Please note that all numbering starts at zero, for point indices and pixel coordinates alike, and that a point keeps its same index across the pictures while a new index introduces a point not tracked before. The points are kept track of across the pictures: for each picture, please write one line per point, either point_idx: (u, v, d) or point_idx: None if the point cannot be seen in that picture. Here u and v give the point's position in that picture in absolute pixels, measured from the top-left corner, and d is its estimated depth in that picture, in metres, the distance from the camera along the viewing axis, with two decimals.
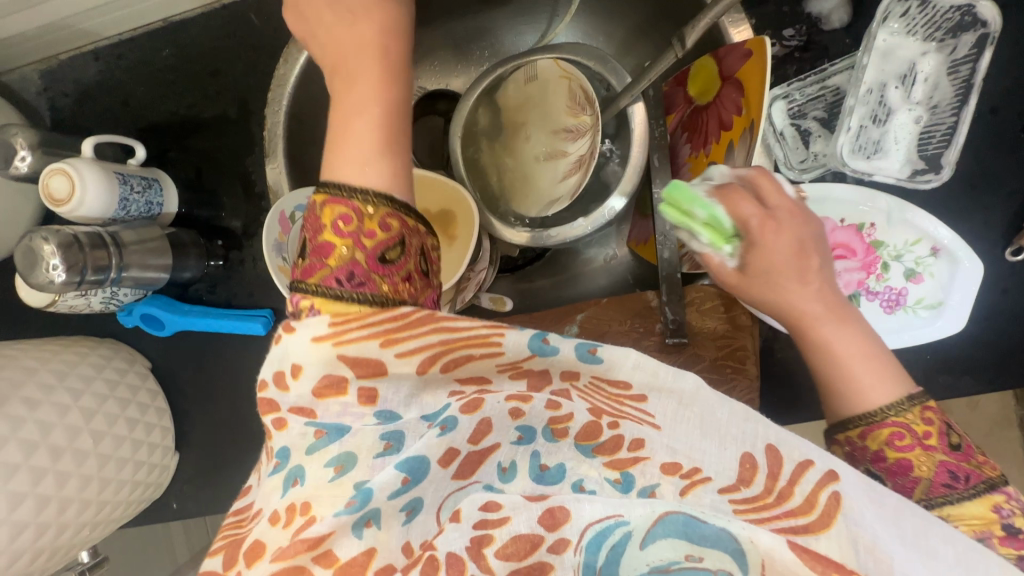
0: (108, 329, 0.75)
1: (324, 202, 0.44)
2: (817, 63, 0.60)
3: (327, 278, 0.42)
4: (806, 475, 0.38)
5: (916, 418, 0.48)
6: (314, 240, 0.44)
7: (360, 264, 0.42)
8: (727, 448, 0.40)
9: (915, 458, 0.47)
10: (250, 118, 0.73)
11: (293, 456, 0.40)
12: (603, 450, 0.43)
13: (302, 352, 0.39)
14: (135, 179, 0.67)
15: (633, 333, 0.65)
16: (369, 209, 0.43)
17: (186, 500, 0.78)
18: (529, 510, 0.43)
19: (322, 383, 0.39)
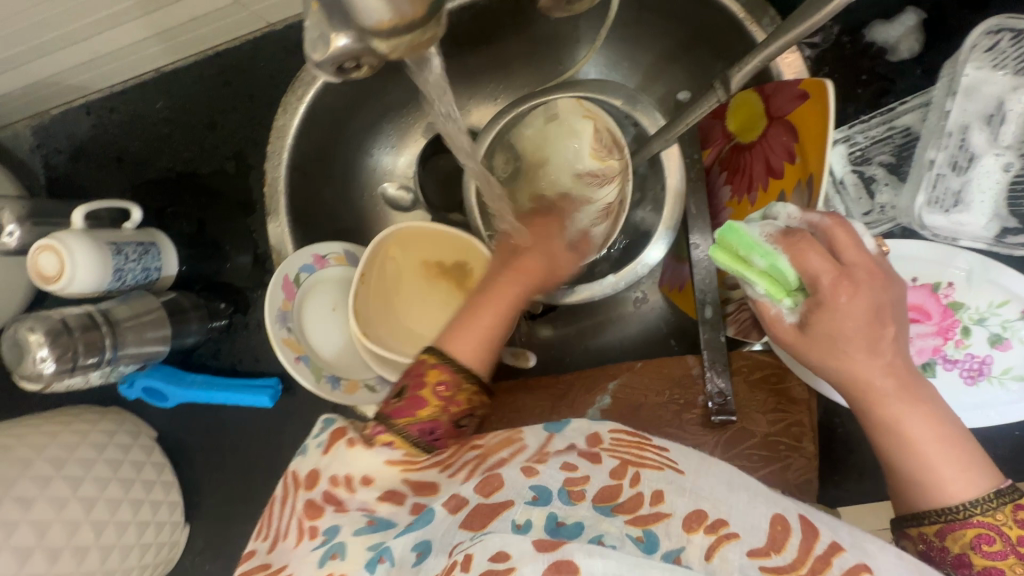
0: (111, 397, 0.71)
1: (432, 363, 0.48)
2: (882, 101, 0.52)
3: (411, 426, 0.45)
4: (839, 556, 0.34)
5: (1007, 519, 0.39)
6: (412, 390, 0.47)
7: (442, 427, 0.46)
8: (758, 506, 0.36)
9: (1010, 570, 0.39)
10: (250, 171, 0.68)
11: (341, 532, 0.39)
12: (624, 509, 0.36)
13: (373, 466, 0.42)
14: (130, 246, 0.62)
15: (673, 407, 0.58)
16: (467, 383, 0.48)
17: (198, 572, 0.74)
18: (536, 562, 0.32)
19: (383, 495, 0.40)
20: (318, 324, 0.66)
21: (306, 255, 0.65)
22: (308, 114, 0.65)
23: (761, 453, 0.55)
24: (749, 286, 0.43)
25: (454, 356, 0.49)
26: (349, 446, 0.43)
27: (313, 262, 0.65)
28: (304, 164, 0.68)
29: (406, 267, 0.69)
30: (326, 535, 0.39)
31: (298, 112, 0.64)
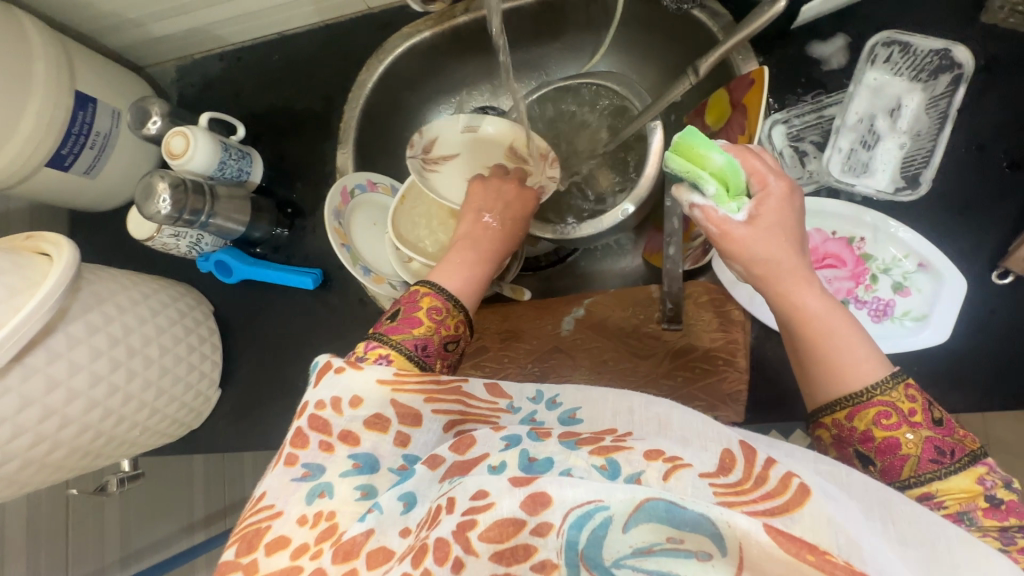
0: (187, 273, 0.88)
1: (426, 292, 0.61)
2: (815, 96, 0.67)
3: (407, 341, 0.57)
4: (774, 468, 0.40)
5: (901, 395, 0.50)
6: (409, 311, 0.59)
7: (433, 344, 0.58)
8: (705, 444, 0.42)
9: (903, 436, 0.50)
10: (332, 112, 0.88)
11: (327, 472, 0.46)
12: (587, 442, 0.43)
13: (365, 388, 0.51)
14: (233, 149, 0.82)
15: (633, 321, 0.71)
16: (456, 312, 0.60)
17: (217, 434, 0.86)
18: (512, 495, 0.38)
19: (372, 417, 0.49)
20: (363, 230, 0.82)
21: (361, 177, 0.83)
22: (383, 73, 0.85)
23: (701, 365, 0.68)
24: (703, 190, 0.51)
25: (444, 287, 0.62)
26: (339, 373, 0.52)
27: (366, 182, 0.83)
28: (373, 112, 0.88)
29: (434, 200, 0.85)
30: (308, 470, 0.47)
31: (377, 71, 0.84)
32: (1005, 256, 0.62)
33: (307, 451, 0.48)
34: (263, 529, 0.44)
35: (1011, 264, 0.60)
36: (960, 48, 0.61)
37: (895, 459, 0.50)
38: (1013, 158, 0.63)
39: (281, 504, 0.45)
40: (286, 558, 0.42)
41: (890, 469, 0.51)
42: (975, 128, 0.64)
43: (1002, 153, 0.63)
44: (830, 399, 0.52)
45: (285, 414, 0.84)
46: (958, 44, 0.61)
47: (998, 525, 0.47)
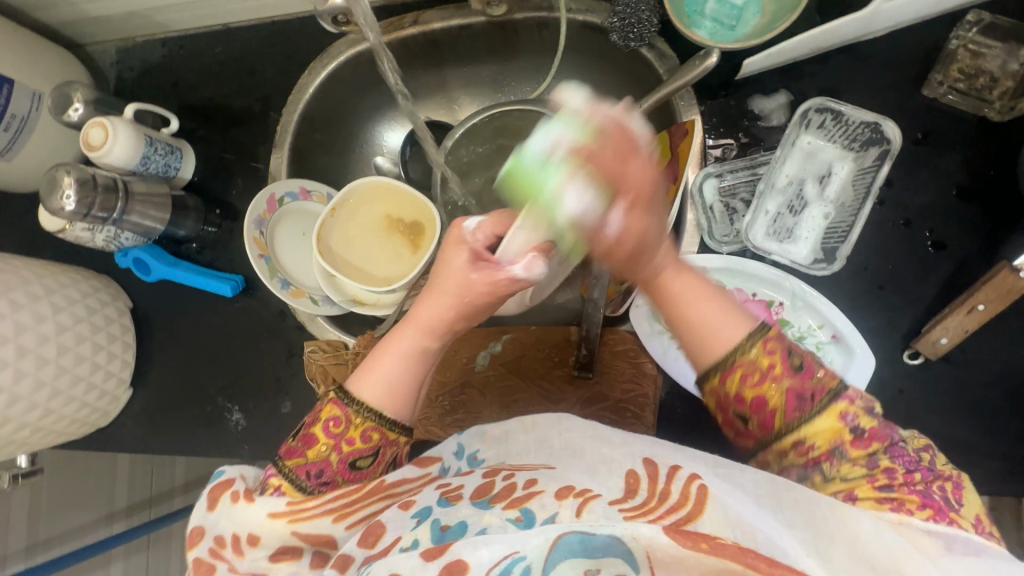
0: (107, 267, 0.85)
1: (328, 401, 0.54)
2: (751, 152, 0.66)
3: (301, 467, 0.52)
4: (676, 478, 0.41)
5: (759, 351, 0.46)
6: (307, 427, 0.53)
7: (331, 465, 0.52)
8: (613, 472, 0.43)
9: (768, 391, 0.46)
10: (271, 113, 0.85)
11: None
12: (500, 498, 0.43)
13: (261, 524, 0.48)
14: (161, 143, 0.79)
15: (548, 362, 0.70)
16: (358, 419, 0.52)
17: (125, 435, 0.84)
18: (426, 571, 0.37)
19: (277, 551, 0.47)
20: (288, 242, 0.81)
21: (294, 185, 0.80)
22: (327, 79, 0.82)
23: (610, 415, 0.67)
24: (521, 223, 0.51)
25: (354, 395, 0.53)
26: (234, 503, 0.49)
27: (297, 191, 0.80)
28: (314, 117, 0.85)
29: (369, 214, 0.83)
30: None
31: (319, 76, 0.82)
32: (917, 336, 0.61)
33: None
34: None
35: (921, 346, 0.60)
36: (890, 124, 0.59)
37: (765, 414, 0.46)
38: (937, 237, 0.62)
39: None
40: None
41: (766, 424, 0.47)
42: (903, 202, 0.63)
43: (927, 231, 0.62)
44: (704, 360, 0.48)
45: (195, 421, 0.82)
46: (888, 120, 0.59)
47: (876, 453, 0.44)
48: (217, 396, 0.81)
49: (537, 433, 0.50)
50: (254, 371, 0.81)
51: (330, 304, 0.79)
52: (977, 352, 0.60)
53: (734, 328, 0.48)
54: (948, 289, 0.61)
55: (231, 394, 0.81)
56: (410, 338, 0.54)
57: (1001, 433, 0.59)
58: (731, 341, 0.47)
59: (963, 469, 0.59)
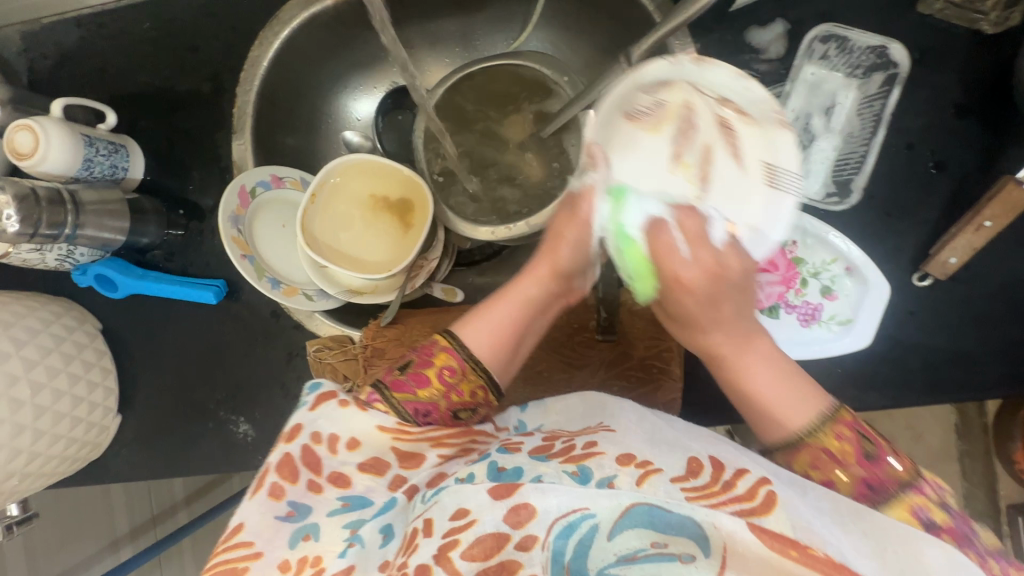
0: (65, 288, 0.77)
1: (446, 347, 0.54)
2: (753, 88, 0.64)
3: (409, 403, 0.51)
4: (745, 478, 0.40)
5: (828, 433, 0.45)
6: (420, 367, 0.53)
7: (439, 408, 0.52)
8: (676, 451, 0.44)
9: (833, 476, 0.44)
10: (222, 95, 0.76)
11: (313, 514, 0.43)
12: (557, 454, 0.45)
13: (365, 432, 0.47)
14: (101, 143, 0.69)
15: (567, 329, 0.68)
16: (471, 375, 0.53)
17: (120, 465, 0.78)
18: (494, 509, 0.40)
19: (368, 462, 0.46)
20: (269, 237, 0.74)
21: (264, 173, 0.73)
22: (281, 49, 0.74)
23: (637, 373, 0.67)
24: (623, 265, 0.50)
25: (468, 347, 0.54)
26: (341, 407, 0.48)
27: (269, 179, 0.73)
28: (273, 94, 0.76)
29: (353, 195, 0.77)
30: (293, 508, 0.43)
31: (272, 46, 0.73)
32: (926, 258, 0.62)
33: (294, 488, 0.44)
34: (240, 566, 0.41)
35: (930, 268, 0.61)
36: (895, 47, 0.60)
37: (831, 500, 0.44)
38: (937, 158, 0.63)
39: (262, 544, 0.41)
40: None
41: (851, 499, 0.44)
42: (904, 126, 0.63)
43: (929, 152, 0.63)
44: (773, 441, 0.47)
45: (196, 441, 0.77)
46: (894, 42, 0.60)
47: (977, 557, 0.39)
48: (217, 410, 0.76)
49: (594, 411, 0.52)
50: (254, 379, 0.76)
51: (327, 298, 0.74)
52: (980, 268, 0.62)
53: (798, 416, 0.46)
54: (951, 208, 0.62)
55: (232, 406, 0.76)
56: (516, 310, 0.56)
57: (1002, 341, 0.63)
58: (805, 424, 0.46)
59: (969, 378, 0.63)
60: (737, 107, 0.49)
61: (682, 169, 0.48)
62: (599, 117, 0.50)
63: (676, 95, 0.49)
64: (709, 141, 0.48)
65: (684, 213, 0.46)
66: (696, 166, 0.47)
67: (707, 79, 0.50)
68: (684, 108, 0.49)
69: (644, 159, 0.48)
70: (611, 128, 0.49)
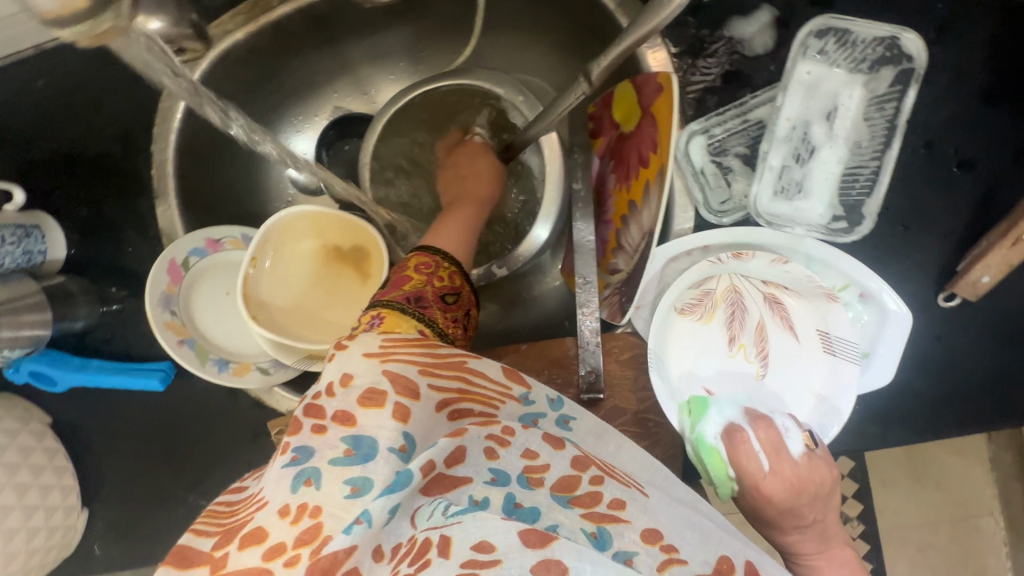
0: (4, 383, 0.70)
1: (413, 254, 0.57)
2: (738, 94, 0.54)
3: (398, 296, 0.52)
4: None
5: None
6: (396, 273, 0.55)
7: (427, 294, 0.53)
8: (707, 546, 0.41)
9: None
10: (139, 155, 0.67)
11: (314, 456, 0.37)
12: (581, 502, 0.40)
13: (355, 365, 0.43)
14: (7, 229, 0.62)
15: (551, 386, 0.61)
16: (447, 263, 0.56)
17: (97, 559, 0.74)
18: (523, 555, 0.32)
19: (367, 393, 0.40)
20: (210, 311, 0.66)
21: (196, 239, 0.65)
22: None
23: (631, 430, 0.59)
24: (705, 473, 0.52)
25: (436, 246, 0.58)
26: (329, 362, 0.44)
27: (202, 246, 0.65)
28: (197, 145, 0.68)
29: (304, 253, 0.71)
30: (297, 453, 0.37)
31: None
32: (954, 274, 0.54)
33: (298, 434, 0.39)
34: (242, 520, 0.35)
35: (959, 288, 0.53)
36: (908, 36, 0.50)
37: None
38: (962, 156, 0.53)
39: (266, 492, 0.36)
40: (258, 556, 0.33)
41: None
42: (921, 121, 0.53)
43: (952, 150, 0.53)
44: None
45: (170, 529, 0.72)
46: (907, 31, 0.49)
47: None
48: (187, 495, 0.71)
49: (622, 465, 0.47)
50: (220, 461, 0.70)
51: (284, 369, 0.67)
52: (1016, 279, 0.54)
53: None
54: (981, 214, 0.53)
55: (203, 490, 0.71)
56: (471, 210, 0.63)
57: None
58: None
59: (1006, 404, 0.55)
60: (784, 286, 0.55)
61: (741, 350, 0.56)
62: (661, 314, 0.54)
63: (722, 270, 0.55)
64: (763, 317, 0.55)
65: (761, 424, 0.52)
66: (751, 345, 0.56)
67: (756, 270, 0.54)
68: (732, 291, 0.55)
69: (694, 347, 0.55)
70: (668, 328, 0.55)
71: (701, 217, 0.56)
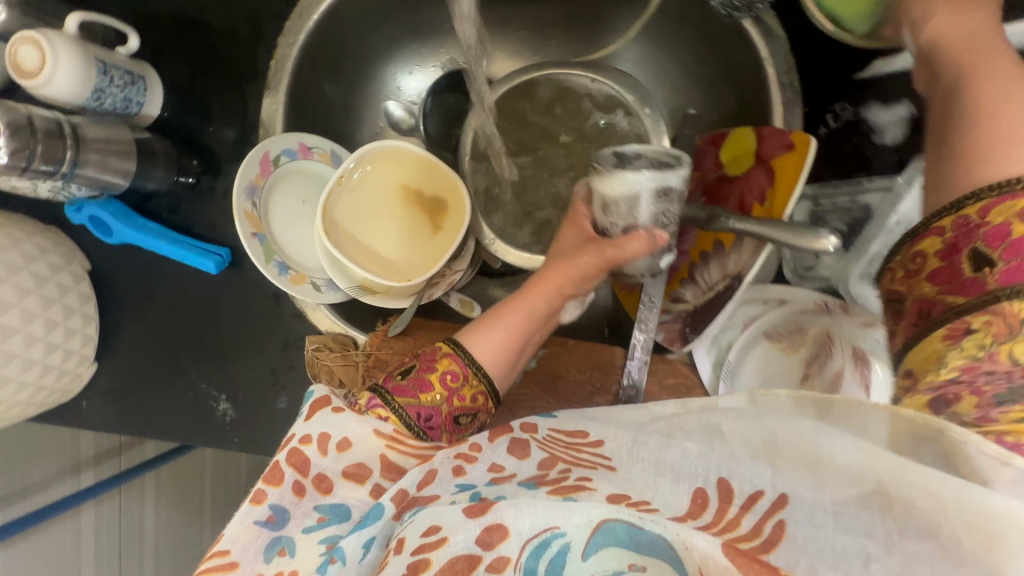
0: (58, 218, 0.70)
1: (447, 353, 0.53)
2: (855, 175, 0.57)
3: (410, 407, 0.50)
4: (753, 513, 0.31)
5: None
6: (422, 372, 0.52)
7: (440, 413, 0.51)
8: (680, 484, 0.34)
9: None
10: (260, 42, 0.67)
11: (289, 526, 0.41)
12: (546, 483, 0.37)
13: (356, 432, 0.46)
14: (117, 71, 0.61)
15: (587, 387, 0.63)
16: (475, 380, 0.52)
17: (94, 414, 0.73)
18: (466, 528, 0.34)
19: (351, 468, 0.44)
20: (287, 213, 0.67)
21: (293, 140, 0.65)
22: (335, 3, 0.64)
23: None
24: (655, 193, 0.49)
25: (471, 350, 0.53)
26: (335, 412, 0.46)
27: (297, 149, 0.66)
28: (318, 52, 0.68)
29: (387, 185, 0.70)
30: (273, 513, 0.41)
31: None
32: None
33: (276, 491, 0.42)
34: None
35: None
36: None
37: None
38: None
39: (239, 554, 0.39)
40: None
41: (1012, 277, 0.35)
42: None
43: None
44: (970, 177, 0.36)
45: (173, 406, 0.72)
46: None
47: (985, 345, 0.35)
48: (201, 381, 0.71)
49: (597, 425, 0.43)
50: (243, 358, 0.70)
51: (335, 291, 0.68)
52: None
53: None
54: None
55: (217, 380, 0.71)
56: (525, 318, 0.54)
57: None
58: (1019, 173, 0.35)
59: None
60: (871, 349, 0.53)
61: None
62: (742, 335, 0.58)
63: (816, 320, 0.56)
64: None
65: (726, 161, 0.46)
66: None
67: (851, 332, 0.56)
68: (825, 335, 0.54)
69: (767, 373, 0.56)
70: (750, 347, 0.58)
71: (784, 273, 0.61)
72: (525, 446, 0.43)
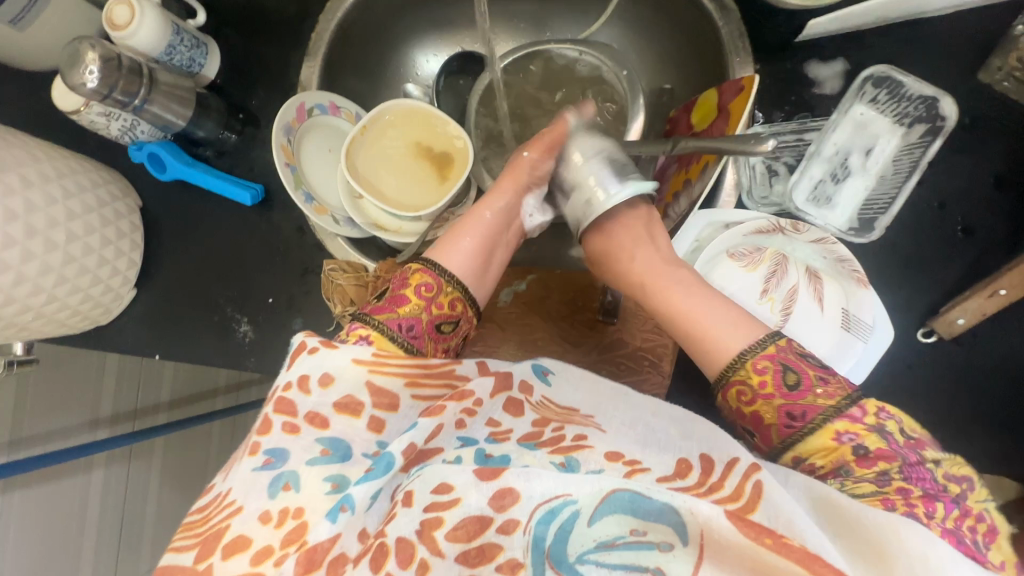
0: (118, 161, 0.82)
1: (417, 270, 0.58)
2: (800, 115, 0.66)
3: (390, 320, 0.53)
4: (733, 471, 0.39)
5: (748, 368, 0.49)
6: (396, 290, 0.56)
7: (421, 322, 0.54)
8: (665, 450, 0.42)
9: (764, 408, 0.49)
10: (304, 21, 0.81)
11: (290, 462, 0.40)
12: (546, 444, 0.43)
13: (339, 366, 0.46)
14: (187, 35, 0.74)
15: (570, 304, 0.71)
16: (448, 288, 0.57)
17: (125, 336, 0.81)
18: (479, 491, 0.37)
19: (343, 400, 0.45)
20: (316, 156, 0.78)
21: (324, 97, 0.77)
22: None
23: (626, 362, 0.68)
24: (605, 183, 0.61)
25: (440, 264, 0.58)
26: (312, 354, 0.47)
27: (327, 104, 0.77)
28: (351, 31, 0.81)
29: (400, 139, 0.81)
30: (271, 457, 0.41)
31: None
32: (933, 316, 0.63)
33: (270, 437, 0.42)
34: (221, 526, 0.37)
35: (937, 325, 0.61)
36: (946, 101, 0.62)
37: (764, 429, 0.49)
38: (967, 222, 0.63)
39: (241, 498, 0.38)
40: (246, 561, 0.36)
41: None
42: (940, 184, 0.64)
43: (960, 215, 0.63)
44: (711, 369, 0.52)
45: (198, 329, 0.80)
46: (945, 96, 0.62)
47: None
48: (226, 306, 0.80)
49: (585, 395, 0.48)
50: (266, 285, 0.79)
51: (352, 227, 0.78)
52: (987, 336, 0.63)
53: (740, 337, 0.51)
54: (970, 274, 0.63)
55: (240, 305, 0.79)
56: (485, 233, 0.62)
57: (996, 415, 0.63)
58: (743, 345, 0.50)
59: (952, 440, 0.63)
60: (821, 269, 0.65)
61: (768, 302, 0.64)
62: (708, 252, 0.65)
63: (771, 241, 0.66)
64: (797, 285, 0.64)
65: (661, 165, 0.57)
66: (779, 301, 0.64)
67: (800, 252, 0.65)
68: (780, 256, 0.65)
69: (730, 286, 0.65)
70: (717, 262, 0.65)
71: (743, 201, 0.68)
72: (519, 404, 0.46)
